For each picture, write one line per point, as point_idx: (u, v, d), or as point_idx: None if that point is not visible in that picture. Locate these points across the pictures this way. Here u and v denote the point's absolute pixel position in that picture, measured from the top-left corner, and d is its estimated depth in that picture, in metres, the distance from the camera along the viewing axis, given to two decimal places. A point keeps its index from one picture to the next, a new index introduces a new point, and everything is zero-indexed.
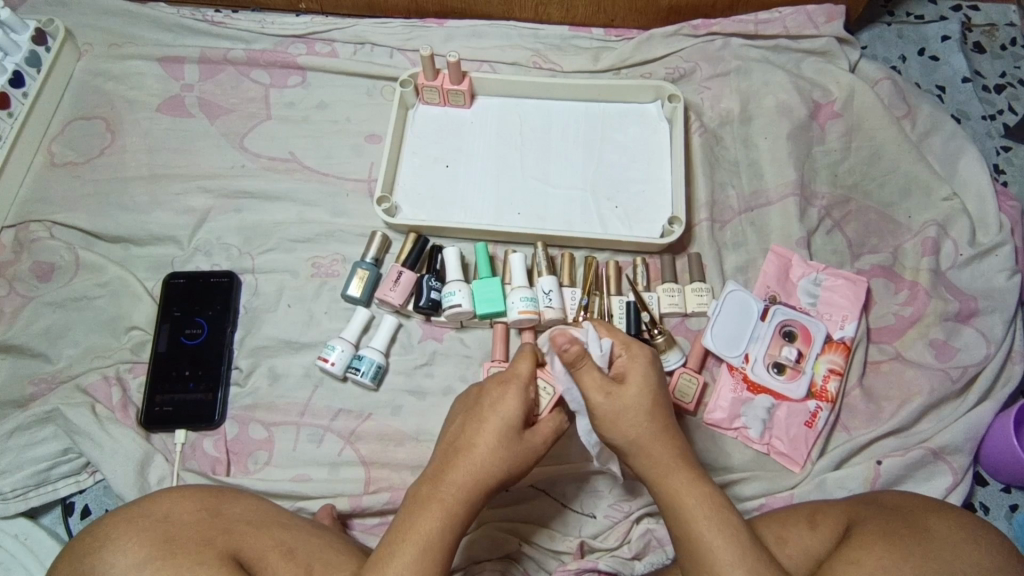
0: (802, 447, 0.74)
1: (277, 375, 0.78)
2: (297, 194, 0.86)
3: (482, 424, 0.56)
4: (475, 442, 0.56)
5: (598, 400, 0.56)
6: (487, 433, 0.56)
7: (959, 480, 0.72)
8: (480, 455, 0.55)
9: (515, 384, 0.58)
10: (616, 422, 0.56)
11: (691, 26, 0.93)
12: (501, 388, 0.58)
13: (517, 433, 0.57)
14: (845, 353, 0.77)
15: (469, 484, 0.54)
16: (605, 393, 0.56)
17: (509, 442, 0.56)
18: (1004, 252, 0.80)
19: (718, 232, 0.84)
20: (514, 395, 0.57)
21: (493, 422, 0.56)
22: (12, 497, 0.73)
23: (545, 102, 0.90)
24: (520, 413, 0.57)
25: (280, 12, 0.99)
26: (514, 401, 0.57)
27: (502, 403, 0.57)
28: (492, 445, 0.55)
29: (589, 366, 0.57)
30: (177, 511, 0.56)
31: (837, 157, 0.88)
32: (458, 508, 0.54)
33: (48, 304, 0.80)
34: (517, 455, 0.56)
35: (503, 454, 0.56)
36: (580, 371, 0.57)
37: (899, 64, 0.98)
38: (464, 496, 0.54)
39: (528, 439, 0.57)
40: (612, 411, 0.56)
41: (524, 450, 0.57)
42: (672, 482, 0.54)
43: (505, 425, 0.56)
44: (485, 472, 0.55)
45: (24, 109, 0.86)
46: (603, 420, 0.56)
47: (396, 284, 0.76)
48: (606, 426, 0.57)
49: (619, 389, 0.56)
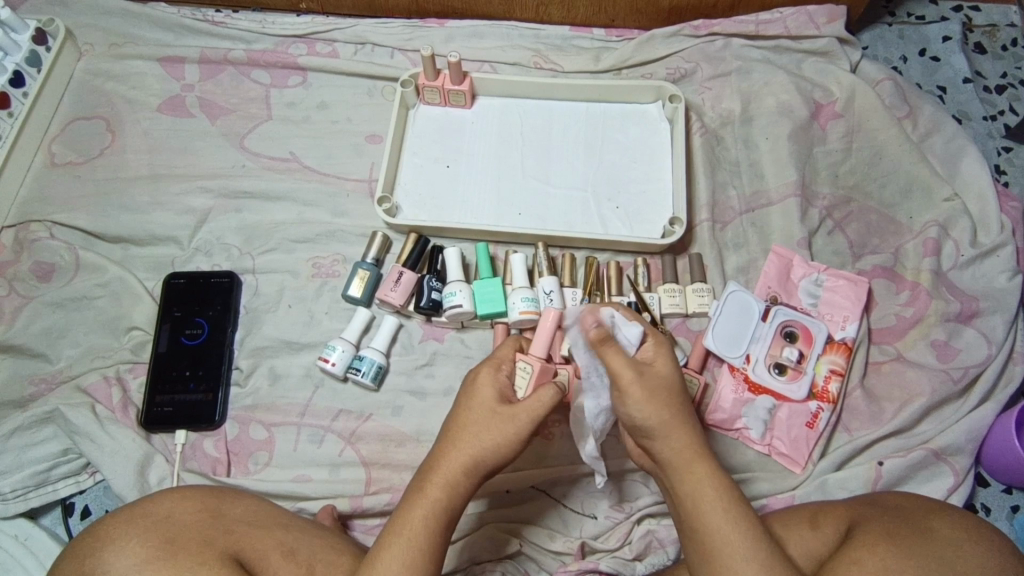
0: (804, 448, 0.74)
1: (277, 376, 0.78)
2: (298, 195, 0.86)
3: (459, 407, 0.57)
4: (454, 426, 0.56)
5: (631, 376, 0.55)
6: (464, 415, 0.56)
7: (960, 481, 0.72)
8: (459, 438, 0.55)
9: (487, 365, 0.59)
10: (648, 399, 0.55)
11: (692, 26, 0.93)
12: (475, 371, 0.59)
13: (494, 409, 0.56)
14: (846, 354, 0.77)
15: (452, 469, 0.54)
16: (637, 371, 0.56)
17: (484, 419, 0.56)
18: (1005, 253, 0.80)
19: (719, 232, 0.84)
20: (485, 374, 0.58)
21: (469, 404, 0.57)
22: (12, 498, 0.72)
23: (546, 102, 0.90)
24: (493, 391, 0.57)
25: (280, 12, 0.99)
26: (486, 381, 0.58)
27: (476, 385, 0.58)
28: (468, 425, 0.56)
29: (614, 347, 0.56)
30: (178, 512, 0.56)
31: (839, 158, 0.87)
32: (440, 492, 0.54)
33: (48, 304, 0.80)
34: (493, 430, 0.55)
35: (479, 431, 0.55)
36: (607, 350, 0.56)
37: (900, 64, 0.98)
38: (446, 479, 0.54)
39: (506, 412, 0.56)
40: (643, 388, 0.55)
41: (501, 425, 0.55)
42: (694, 469, 0.54)
43: (479, 405, 0.56)
44: (465, 454, 0.55)
45: (24, 110, 0.86)
46: (634, 395, 0.55)
47: (396, 285, 0.76)
48: (637, 402, 0.55)
49: (648, 369, 0.56)
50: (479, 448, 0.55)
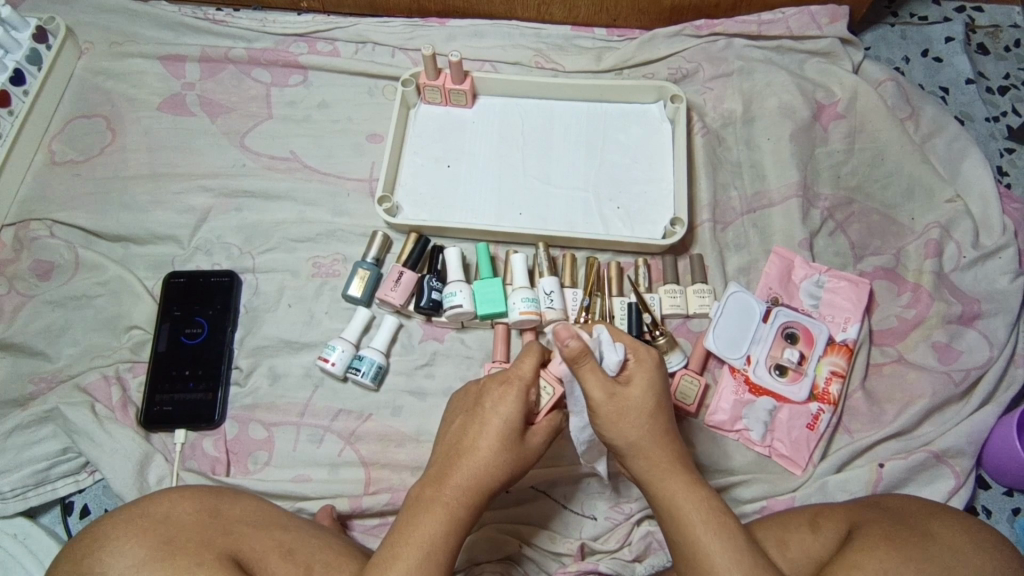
0: (804, 450, 0.74)
1: (277, 375, 0.78)
2: (299, 194, 0.86)
3: (485, 426, 0.56)
4: (479, 444, 0.55)
5: (599, 398, 0.55)
6: (491, 435, 0.56)
7: (961, 484, 0.72)
8: (484, 457, 0.55)
9: (517, 386, 0.57)
10: (618, 421, 0.55)
11: (694, 27, 0.93)
12: (501, 389, 0.57)
13: (519, 436, 0.57)
14: (847, 356, 0.77)
15: (473, 487, 0.54)
16: (607, 392, 0.55)
17: (511, 445, 0.56)
18: (1007, 254, 0.80)
19: (721, 233, 0.84)
20: (515, 397, 0.56)
21: (497, 423, 0.56)
22: (11, 497, 0.72)
23: (547, 102, 0.90)
24: (522, 416, 0.57)
25: (281, 11, 0.99)
26: (515, 404, 0.56)
27: (504, 404, 0.56)
28: (496, 447, 0.55)
29: (590, 365, 0.55)
30: (176, 512, 0.56)
31: (841, 158, 0.87)
32: (461, 511, 0.53)
33: (48, 303, 0.80)
34: (518, 459, 0.57)
35: (505, 455, 0.56)
36: (581, 369, 0.55)
37: (902, 65, 0.98)
38: (467, 499, 0.54)
39: (529, 442, 0.58)
40: (614, 410, 0.55)
41: (525, 454, 0.57)
42: (669, 485, 0.54)
43: (509, 427, 0.56)
44: (490, 475, 0.55)
45: (25, 107, 0.86)
46: (606, 418, 0.55)
47: (396, 284, 0.76)
48: (606, 426, 0.56)
49: (623, 390, 0.56)
50: (506, 474, 0.55)
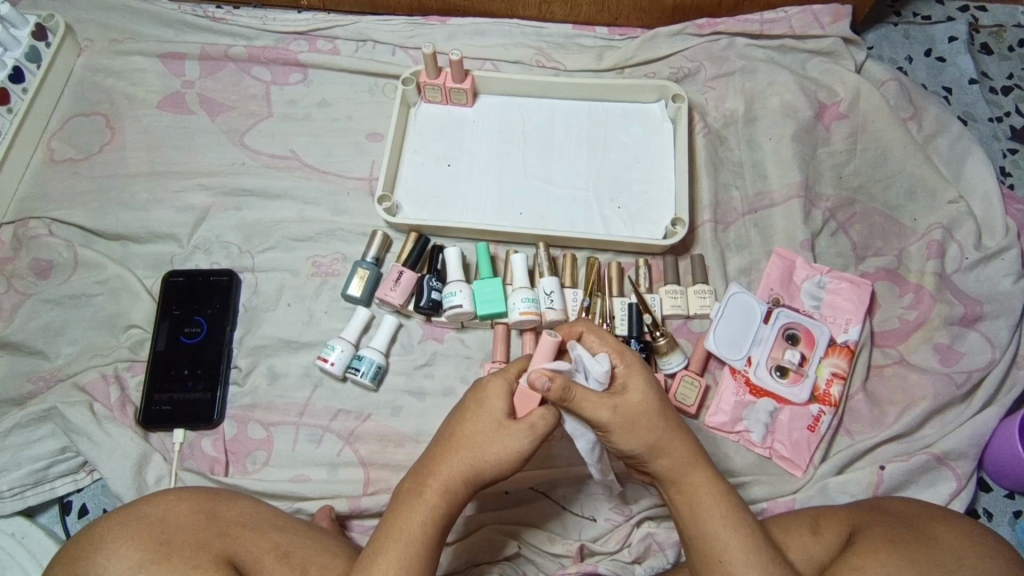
0: (805, 452, 0.74)
1: (276, 375, 0.77)
2: (298, 193, 0.85)
3: (465, 414, 0.56)
4: (459, 432, 0.55)
5: (604, 416, 0.54)
6: (470, 424, 0.55)
7: (962, 486, 0.71)
8: (463, 446, 0.54)
9: (499, 376, 0.57)
10: (631, 429, 0.54)
11: (696, 26, 0.92)
12: (485, 380, 0.57)
13: (500, 424, 0.54)
14: (848, 357, 0.77)
15: (452, 476, 0.54)
16: (611, 408, 0.54)
17: (489, 431, 0.54)
18: (1009, 256, 0.80)
19: (722, 233, 0.83)
20: (495, 386, 0.56)
21: (476, 412, 0.55)
22: (8, 496, 0.72)
23: (548, 101, 0.89)
24: (503, 404, 0.55)
25: (281, 9, 0.98)
26: (496, 394, 0.55)
27: (483, 393, 0.56)
28: (474, 434, 0.55)
29: (579, 392, 0.53)
30: (172, 514, 0.55)
31: (843, 158, 0.87)
32: (441, 501, 0.53)
33: (46, 302, 0.80)
34: (497, 447, 0.54)
35: (483, 442, 0.54)
36: (575, 399, 0.53)
37: (905, 65, 0.97)
38: (447, 489, 0.54)
39: (511, 427, 0.54)
40: (623, 421, 0.54)
41: (506, 440, 0.54)
42: (691, 481, 0.54)
43: (488, 415, 0.55)
44: (469, 464, 0.54)
45: (24, 105, 0.86)
46: (617, 431, 0.54)
47: (396, 284, 0.76)
48: (620, 435, 0.54)
49: (626, 399, 0.55)
50: (484, 460, 0.54)
